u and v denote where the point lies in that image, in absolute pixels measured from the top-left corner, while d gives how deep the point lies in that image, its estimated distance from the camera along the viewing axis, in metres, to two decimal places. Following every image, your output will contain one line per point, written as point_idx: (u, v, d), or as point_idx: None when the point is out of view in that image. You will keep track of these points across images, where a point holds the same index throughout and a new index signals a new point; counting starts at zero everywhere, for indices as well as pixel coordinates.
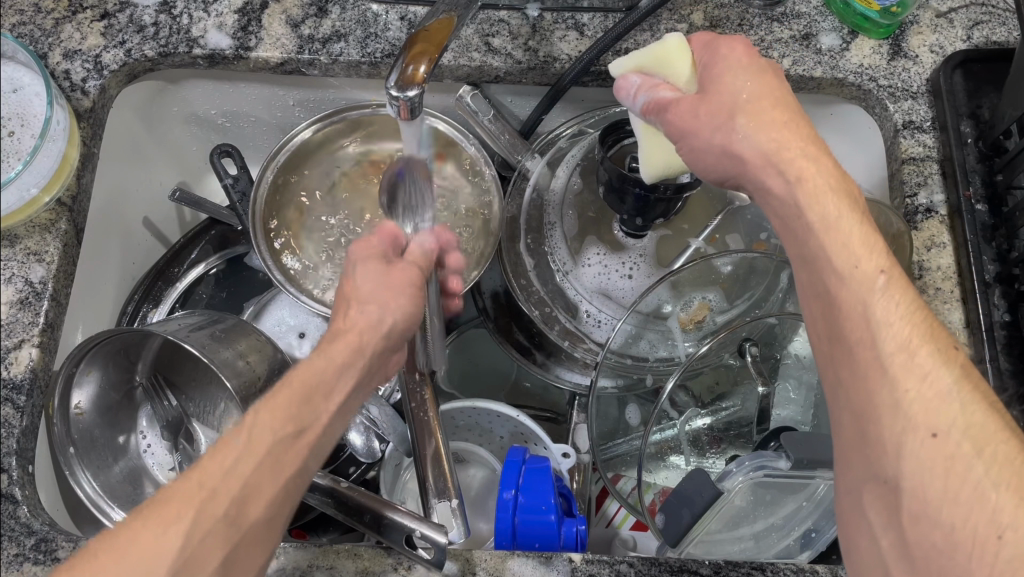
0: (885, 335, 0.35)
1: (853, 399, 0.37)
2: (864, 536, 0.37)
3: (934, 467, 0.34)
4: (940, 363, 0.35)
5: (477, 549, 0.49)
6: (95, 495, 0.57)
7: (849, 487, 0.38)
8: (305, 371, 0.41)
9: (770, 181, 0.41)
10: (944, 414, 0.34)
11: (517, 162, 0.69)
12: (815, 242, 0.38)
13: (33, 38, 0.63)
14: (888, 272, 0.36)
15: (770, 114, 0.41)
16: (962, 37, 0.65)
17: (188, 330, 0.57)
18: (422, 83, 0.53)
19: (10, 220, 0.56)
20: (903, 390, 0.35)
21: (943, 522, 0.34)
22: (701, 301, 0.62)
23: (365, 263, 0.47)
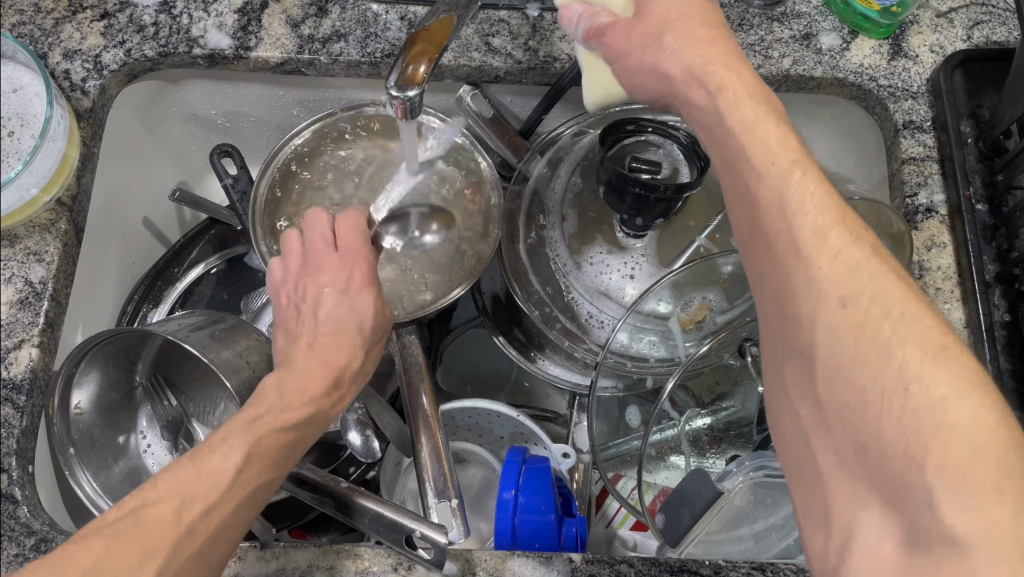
0: (798, 219, 0.36)
1: (774, 286, 0.37)
2: (787, 413, 0.37)
3: (844, 333, 0.33)
4: (851, 242, 0.34)
5: (477, 549, 0.49)
6: (95, 495, 0.57)
7: (776, 371, 0.38)
8: (295, 414, 0.45)
9: (694, 95, 0.42)
10: (846, 283, 0.34)
11: (517, 161, 0.69)
12: (734, 144, 0.39)
13: (33, 38, 0.63)
14: (795, 162, 0.37)
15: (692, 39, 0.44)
16: (962, 37, 0.65)
17: (188, 330, 0.57)
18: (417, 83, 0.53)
19: (10, 220, 0.56)
20: (813, 266, 0.34)
21: (855, 382, 0.33)
22: (701, 301, 0.62)
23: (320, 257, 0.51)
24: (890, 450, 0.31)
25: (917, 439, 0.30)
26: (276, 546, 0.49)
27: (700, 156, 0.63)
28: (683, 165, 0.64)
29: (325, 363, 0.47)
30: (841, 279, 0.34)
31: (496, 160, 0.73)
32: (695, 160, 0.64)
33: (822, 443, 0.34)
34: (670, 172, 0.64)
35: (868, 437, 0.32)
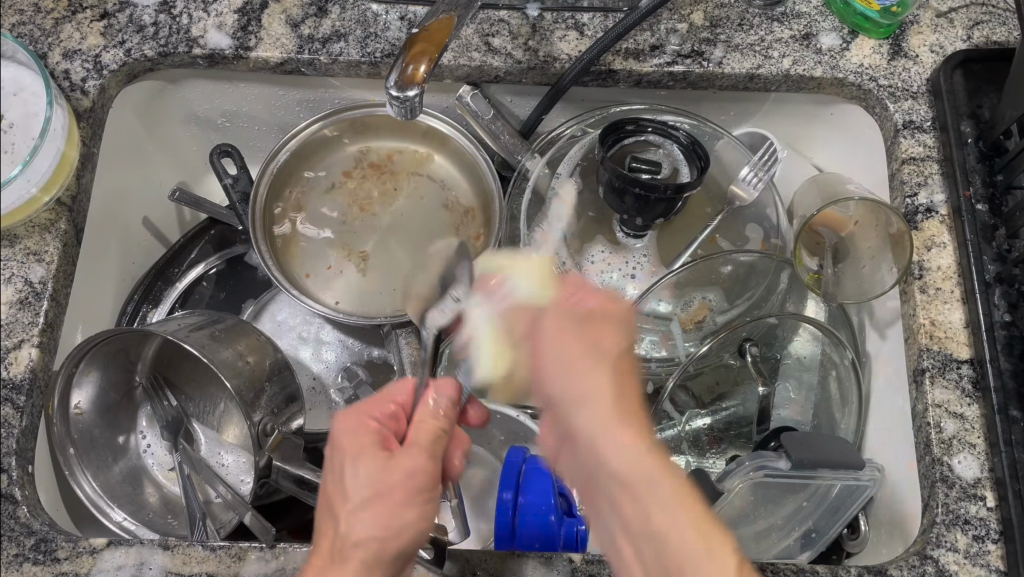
0: (609, 447, 0.42)
1: (646, 493, 0.41)
2: (630, 503, 0.42)
3: (629, 469, 0.42)
4: (626, 438, 0.43)
5: (477, 550, 0.49)
6: (94, 495, 0.59)
7: (606, 450, 0.42)
8: (406, 516, 0.46)
9: (556, 380, 0.46)
10: (673, 552, 0.39)
11: (517, 162, 0.68)
12: (558, 371, 0.46)
13: (33, 38, 0.64)
14: (599, 376, 0.45)
15: (629, 401, 0.45)
16: (962, 37, 0.65)
17: (188, 330, 0.58)
18: (553, 304, 0.50)
19: (10, 220, 0.56)
20: (607, 446, 0.42)
21: (641, 503, 0.41)
22: (701, 301, 0.62)
23: (563, 454, 0.47)
24: (664, 534, 0.40)
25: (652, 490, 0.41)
26: (277, 546, 0.49)
27: (701, 156, 0.64)
28: (683, 165, 0.64)
29: (347, 497, 0.46)
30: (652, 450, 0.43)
31: (495, 160, 0.72)
32: (694, 160, 0.64)
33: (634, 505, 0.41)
34: (670, 172, 0.64)
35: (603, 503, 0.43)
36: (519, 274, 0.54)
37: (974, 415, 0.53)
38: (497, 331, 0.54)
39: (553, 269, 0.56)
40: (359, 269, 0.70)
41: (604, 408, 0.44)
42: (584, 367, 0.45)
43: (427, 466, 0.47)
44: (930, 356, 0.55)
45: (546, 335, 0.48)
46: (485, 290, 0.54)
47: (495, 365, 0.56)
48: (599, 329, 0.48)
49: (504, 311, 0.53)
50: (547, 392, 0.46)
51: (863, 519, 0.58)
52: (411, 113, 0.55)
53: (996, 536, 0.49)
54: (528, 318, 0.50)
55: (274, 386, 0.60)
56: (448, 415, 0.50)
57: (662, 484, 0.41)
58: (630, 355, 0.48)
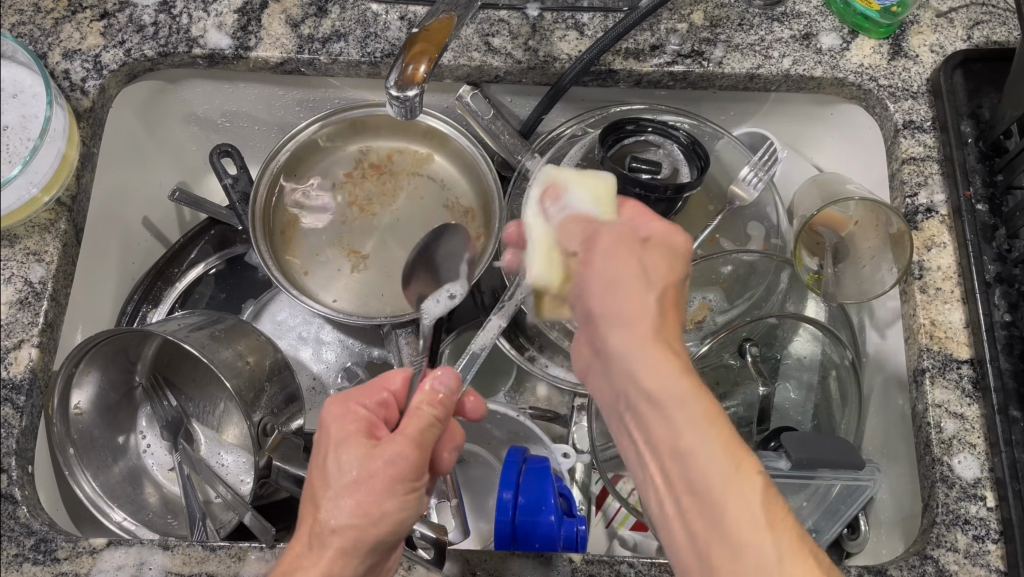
0: (668, 382, 0.39)
1: (699, 461, 0.37)
2: (690, 444, 0.38)
3: (704, 423, 0.38)
4: (683, 379, 0.39)
5: (477, 550, 0.49)
6: (94, 496, 0.58)
7: (681, 398, 0.39)
8: (379, 508, 0.42)
9: (627, 265, 0.43)
10: (726, 515, 0.36)
11: (517, 162, 0.67)
12: (623, 248, 0.44)
13: (33, 38, 0.64)
14: (648, 341, 0.41)
15: (670, 325, 0.42)
16: (962, 37, 0.65)
17: (188, 330, 0.58)
18: (604, 223, 0.46)
19: (10, 220, 0.56)
20: (671, 416, 0.39)
21: (705, 470, 0.37)
22: (701, 301, 0.63)
23: (590, 370, 0.46)
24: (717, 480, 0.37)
25: (710, 442, 0.38)
26: (277, 546, 0.49)
27: (701, 156, 0.64)
28: (683, 165, 0.64)
29: (325, 483, 0.44)
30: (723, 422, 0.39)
31: (495, 159, 0.72)
32: (695, 160, 0.64)
33: (683, 452, 0.38)
34: (670, 172, 0.64)
35: (659, 438, 0.39)
36: (579, 186, 0.49)
37: (974, 415, 0.53)
38: (553, 244, 0.47)
39: (615, 187, 0.49)
40: (359, 269, 0.70)
41: (643, 327, 0.41)
42: (629, 287, 0.42)
43: (411, 456, 0.43)
44: (930, 356, 0.55)
45: (601, 251, 0.44)
46: (544, 197, 0.49)
47: (545, 273, 0.47)
48: (669, 256, 0.44)
49: (561, 223, 0.48)
50: (590, 307, 0.44)
51: (863, 519, 0.58)
52: (413, 113, 0.55)
53: (997, 536, 0.49)
54: (582, 234, 0.46)
55: (274, 386, 0.60)
56: (445, 403, 0.45)
57: (694, 406, 0.38)
58: (680, 286, 0.44)
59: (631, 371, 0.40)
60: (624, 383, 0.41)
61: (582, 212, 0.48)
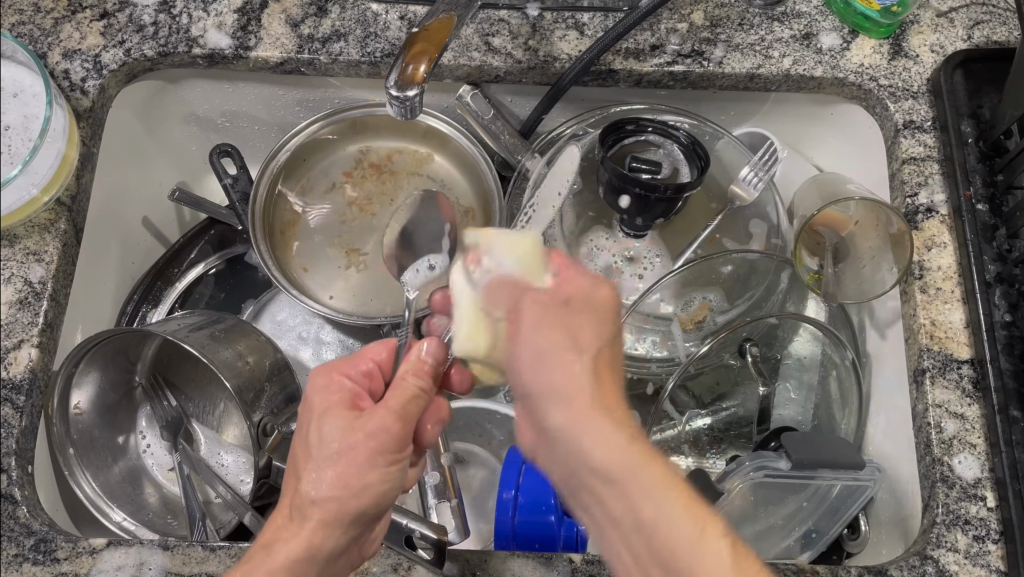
0: (597, 452, 0.39)
1: (646, 522, 0.38)
2: (645, 506, 0.38)
3: (637, 468, 0.39)
4: (622, 438, 0.40)
5: (477, 550, 0.49)
6: (94, 495, 0.58)
7: (635, 467, 0.39)
8: (361, 480, 0.42)
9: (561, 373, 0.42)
10: (669, 547, 0.37)
11: (516, 161, 0.67)
12: (548, 359, 0.42)
13: (33, 38, 0.64)
14: (588, 415, 0.40)
15: (607, 391, 0.42)
16: (962, 37, 0.65)
17: (188, 330, 0.58)
18: (530, 286, 0.46)
19: (10, 220, 0.56)
20: (600, 450, 0.39)
21: (661, 535, 0.37)
22: (701, 301, 0.62)
23: (539, 452, 0.44)
24: (687, 555, 0.37)
25: (661, 505, 0.38)
26: None
27: (701, 156, 0.64)
28: (683, 165, 0.64)
29: (309, 453, 0.43)
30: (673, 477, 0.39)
31: (495, 159, 0.72)
32: (695, 160, 0.64)
33: (652, 505, 0.38)
34: (670, 172, 0.64)
35: (620, 515, 0.39)
36: (498, 247, 0.50)
37: (974, 415, 0.53)
38: (478, 308, 0.49)
39: (541, 248, 0.50)
40: (359, 269, 0.70)
41: (595, 443, 0.41)
42: (559, 352, 0.42)
43: (394, 427, 0.43)
44: (930, 356, 0.54)
45: (529, 323, 0.44)
46: (467, 262, 0.51)
47: (472, 337, 0.49)
48: (586, 347, 0.43)
49: (486, 286, 0.49)
50: (524, 382, 0.43)
51: (863, 519, 0.58)
52: (414, 113, 0.55)
53: (997, 536, 0.49)
54: (508, 295, 0.47)
55: (274, 386, 0.60)
56: (429, 373, 0.46)
57: (647, 476, 0.39)
58: (614, 347, 0.44)
59: (570, 453, 0.40)
60: (574, 486, 0.41)
61: (519, 283, 0.47)
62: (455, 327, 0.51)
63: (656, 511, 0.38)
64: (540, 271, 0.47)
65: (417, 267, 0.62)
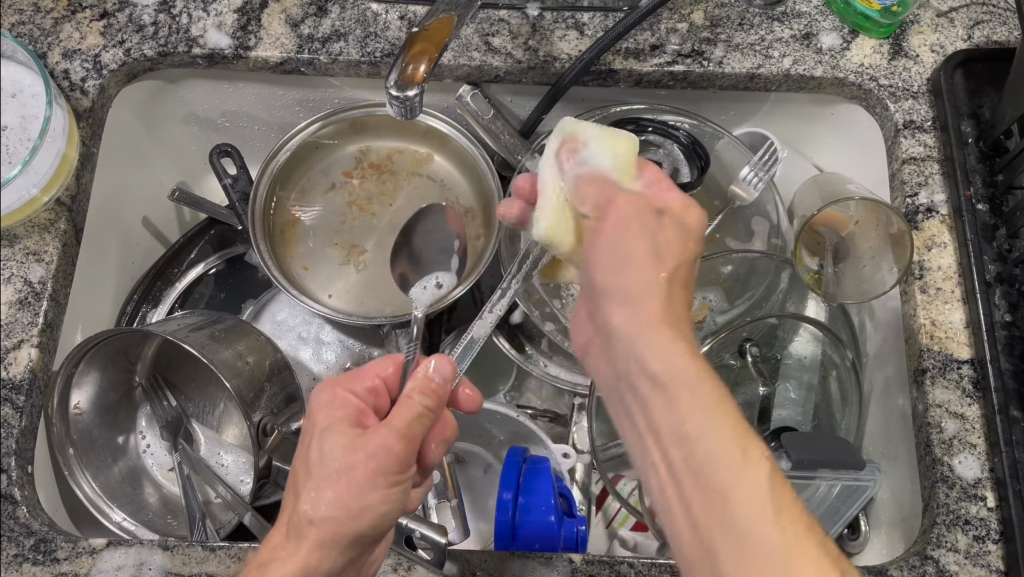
0: (657, 357, 0.40)
1: (696, 451, 0.37)
2: (700, 437, 0.37)
3: (718, 416, 0.38)
4: (672, 342, 0.41)
5: (477, 550, 0.49)
6: (94, 496, 0.58)
7: (692, 383, 0.39)
8: (360, 499, 0.42)
9: (643, 276, 0.43)
10: (725, 488, 0.36)
11: (517, 162, 0.66)
12: (639, 307, 0.43)
13: (33, 38, 0.64)
14: (673, 335, 0.41)
15: (678, 303, 0.43)
16: (962, 37, 0.65)
17: (188, 330, 0.58)
18: (618, 185, 0.48)
19: (9, 220, 0.56)
20: (679, 405, 0.38)
21: (716, 472, 0.36)
22: (701, 301, 0.63)
23: (593, 350, 0.46)
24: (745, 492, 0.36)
25: (714, 429, 0.37)
26: None
27: (701, 156, 0.64)
28: (683, 164, 0.64)
29: (310, 471, 0.43)
30: (730, 408, 0.39)
31: (495, 159, 0.72)
32: (695, 160, 0.64)
33: (713, 417, 0.38)
34: (671, 171, 0.64)
35: (671, 427, 0.39)
36: (594, 142, 0.50)
37: (974, 415, 0.53)
38: (564, 203, 0.50)
39: (638, 150, 0.50)
40: (359, 269, 0.70)
41: (639, 261, 0.44)
42: (638, 261, 0.44)
43: (397, 448, 0.42)
44: (930, 356, 0.54)
45: (614, 217, 0.46)
46: (558, 152, 0.51)
47: (551, 232, 0.50)
48: (643, 310, 0.42)
49: (577, 178, 0.50)
50: (597, 275, 0.46)
51: (863, 519, 0.58)
52: (415, 113, 0.55)
53: (997, 536, 0.49)
54: (599, 196, 0.48)
55: (274, 386, 0.60)
56: (437, 392, 0.44)
57: (701, 390, 0.39)
58: (690, 266, 0.45)
59: (647, 360, 0.40)
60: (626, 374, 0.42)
61: (603, 206, 0.47)
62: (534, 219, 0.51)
63: (726, 433, 0.37)
64: (617, 181, 0.48)
65: (424, 285, 0.66)
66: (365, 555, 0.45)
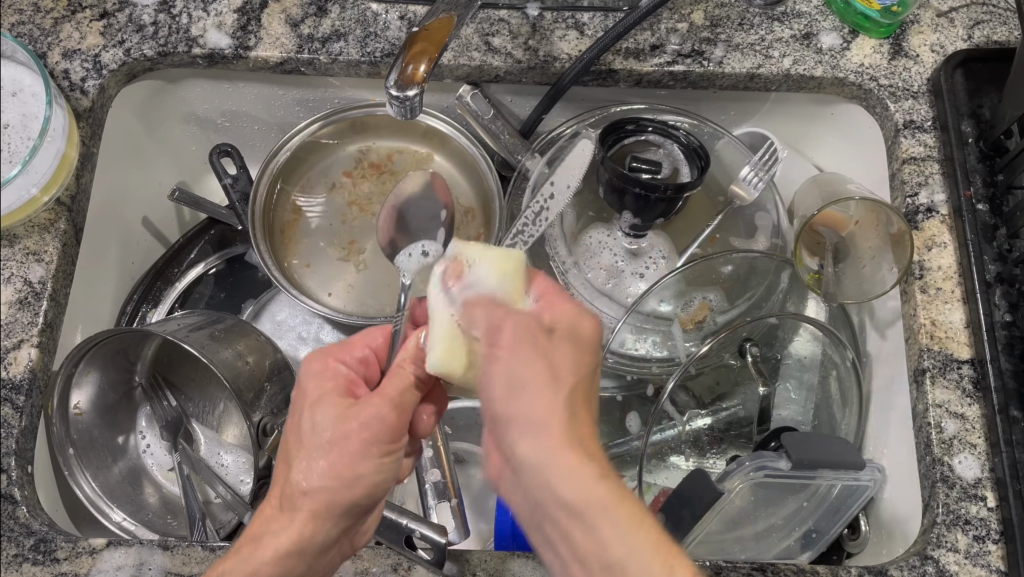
0: (560, 485, 0.35)
1: (585, 544, 0.35)
2: (615, 545, 0.35)
3: (625, 518, 0.35)
4: (587, 477, 0.35)
5: (477, 550, 0.49)
6: (94, 496, 0.58)
7: (566, 470, 0.35)
8: (349, 470, 0.42)
9: (523, 444, 0.37)
10: (624, 575, 0.34)
11: (516, 161, 0.67)
12: (518, 419, 0.37)
13: (33, 38, 0.64)
14: (561, 450, 0.36)
15: (584, 425, 0.38)
16: (962, 37, 0.65)
17: (188, 330, 0.58)
18: (512, 306, 0.42)
19: (9, 220, 0.56)
20: (599, 532, 0.35)
21: (611, 558, 0.35)
22: (701, 301, 0.62)
23: (500, 479, 0.40)
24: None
25: (636, 551, 0.35)
26: None
27: (701, 156, 0.64)
28: (683, 165, 0.64)
29: (302, 444, 0.44)
30: (643, 521, 0.36)
31: (495, 159, 0.72)
32: (695, 160, 0.64)
33: (611, 526, 0.35)
34: (670, 172, 0.64)
35: (592, 549, 0.35)
36: (481, 258, 0.45)
37: (974, 416, 0.53)
38: (453, 327, 0.43)
39: (524, 263, 0.45)
40: (358, 269, 0.70)
41: (546, 427, 0.37)
42: (535, 387, 0.38)
43: (389, 416, 0.42)
44: (930, 356, 0.54)
45: (507, 338, 0.40)
46: (445, 276, 0.44)
47: (444, 361, 0.43)
48: (561, 402, 0.37)
49: (463, 304, 0.43)
50: (500, 412, 0.38)
51: (863, 519, 0.58)
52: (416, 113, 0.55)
53: (997, 536, 0.49)
54: (484, 316, 0.42)
55: (274, 386, 0.60)
56: (429, 362, 0.45)
57: (617, 515, 0.35)
58: (591, 380, 0.40)
59: (547, 489, 0.36)
60: (535, 503, 0.37)
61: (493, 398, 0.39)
62: (427, 349, 0.44)
63: (638, 544, 0.35)
64: (508, 307, 0.42)
65: (411, 253, 0.62)
66: (361, 523, 0.46)
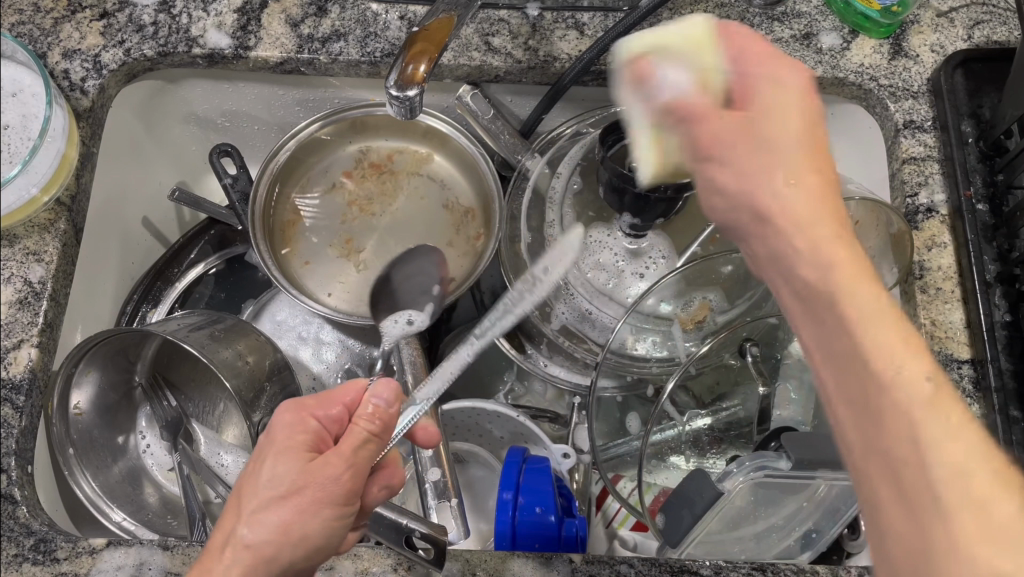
0: (860, 327, 0.32)
1: (862, 394, 0.32)
2: (914, 380, 0.31)
3: (897, 349, 0.32)
4: (861, 300, 0.33)
5: (477, 550, 0.50)
6: (94, 495, 0.58)
7: (859, 311, 0.33)
8: (298, 525, 0.42)
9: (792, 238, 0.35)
10: (903, 435, 0.31)
11: (517, 162, 0.68)
12: (777, 221, 0.36)
13: (33, 38, 0.64)
14: (832, 248, 0.34)
15: (827, 201, 0.36)
16: (962, 37, 0.65)
17: (188, 330, 0.58)
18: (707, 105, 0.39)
19: (9, 220, 0.56)
20: (876, 361, 0.32)
21: (892, 400, 0.31)
22: (701, 301, 0.62)
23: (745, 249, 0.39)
24: (934, 437, 0.30)
25: (917, 378, 0.31)
26: None
27: None
28: None
29: (256, 490, 0.43)
30: (906, 347, 0.32)
31: (495, 159, 0.72)
32: None
33: (888, 368, 0.31)
34: None
35: (862, 384, 0.32)
36: (670, 54, 0.41)
37: (974, 415, 0.53)
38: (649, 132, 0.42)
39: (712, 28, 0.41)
40: (358, 269, 0.70)
41: (756, 149, 0.37)
42: (778, 152, 0.37)
43: (346, 476, 0.43)
44: (930, 356, 0.54)
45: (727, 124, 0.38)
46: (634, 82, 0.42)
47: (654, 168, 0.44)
48: (796, 192, 0.36)
49: (655, 111, 0.41)
50: (742, 195, 0.37)
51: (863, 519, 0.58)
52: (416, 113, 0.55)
53: None
54: (672, 119, 0.40)
55: (274, 386, 0.60)
56: (384, 418, 0.45)
57: (873, 331, 0.32)
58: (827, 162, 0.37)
59: (817, 310, 0.34)
60: (835, 341, 0.33)
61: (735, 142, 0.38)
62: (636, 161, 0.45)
63: (906, 382, 0.31)
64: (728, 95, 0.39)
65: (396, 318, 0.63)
66: None
